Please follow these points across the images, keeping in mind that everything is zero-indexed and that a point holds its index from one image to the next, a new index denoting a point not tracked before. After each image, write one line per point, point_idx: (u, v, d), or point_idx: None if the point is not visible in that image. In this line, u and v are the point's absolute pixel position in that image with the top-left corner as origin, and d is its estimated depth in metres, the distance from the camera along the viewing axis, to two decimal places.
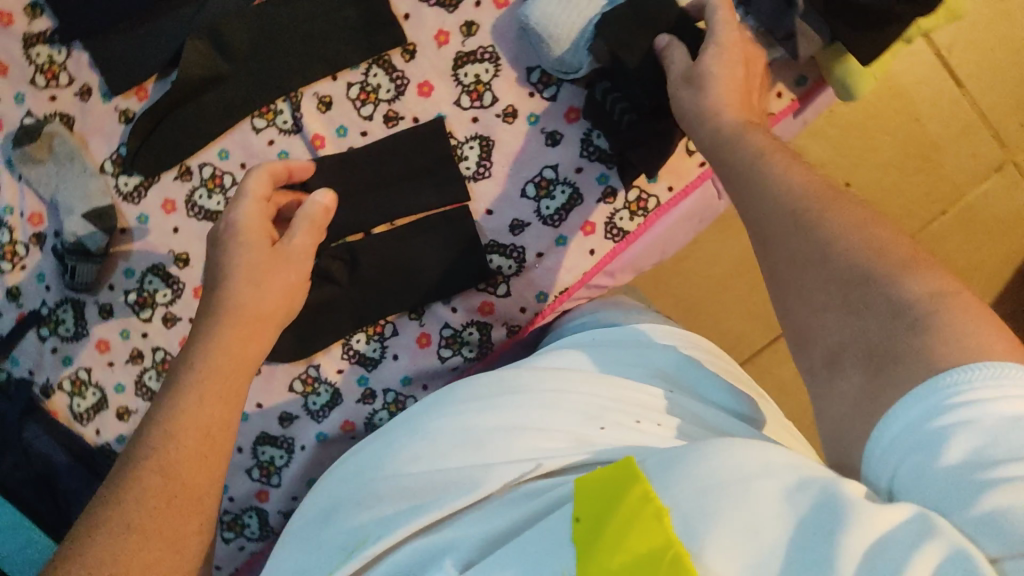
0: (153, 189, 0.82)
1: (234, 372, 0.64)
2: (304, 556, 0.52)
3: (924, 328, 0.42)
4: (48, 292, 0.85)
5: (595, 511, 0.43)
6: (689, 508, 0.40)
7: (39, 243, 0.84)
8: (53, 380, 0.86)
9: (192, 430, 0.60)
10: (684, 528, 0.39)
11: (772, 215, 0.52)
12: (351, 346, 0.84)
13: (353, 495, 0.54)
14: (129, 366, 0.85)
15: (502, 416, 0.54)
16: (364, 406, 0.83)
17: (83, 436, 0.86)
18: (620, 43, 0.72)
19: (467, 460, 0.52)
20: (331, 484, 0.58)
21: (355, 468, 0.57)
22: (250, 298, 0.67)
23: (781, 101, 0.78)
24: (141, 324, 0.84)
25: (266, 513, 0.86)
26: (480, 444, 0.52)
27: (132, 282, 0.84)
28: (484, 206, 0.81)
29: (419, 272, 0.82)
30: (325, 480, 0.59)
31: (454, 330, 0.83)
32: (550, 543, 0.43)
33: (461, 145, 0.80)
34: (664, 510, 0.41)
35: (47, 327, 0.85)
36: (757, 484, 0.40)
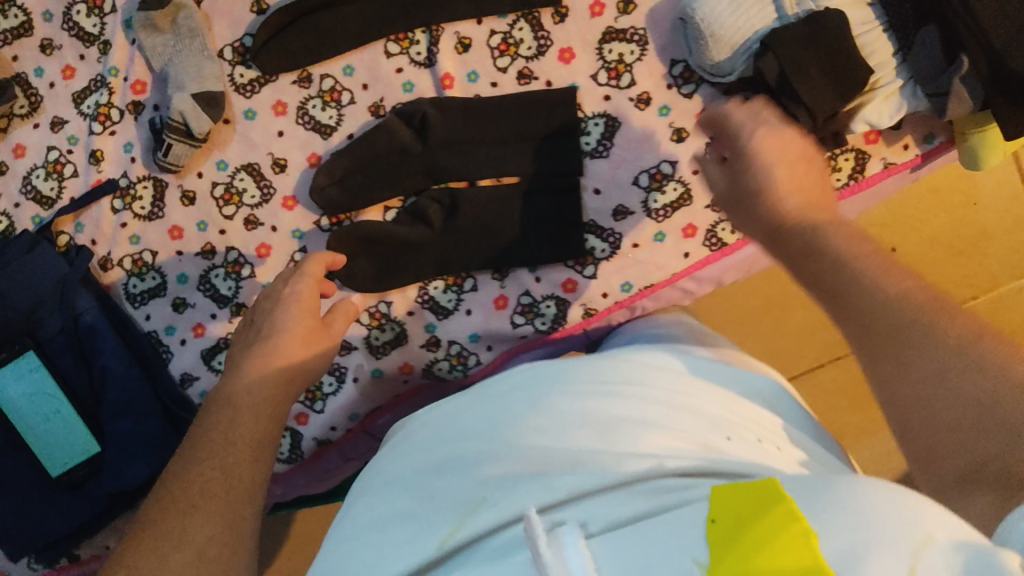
0: (267, 87, 0.80)
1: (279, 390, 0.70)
2: (388, 513, 0.48)
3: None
4: (132, 163, 0.82)
5: (738, 520, 0.36)
6: (838, 541, 0.34)
7: (135, 112, 0.81)
8: (115, 254, 0.84)
9: (244, 419, 0.68)
10: (834, 557, 0.33)
11: (869, 312, 0.51)
12: (427, 292, 0.83)
13: (448, 466, 0.49)
14: (197, 259, 0.83)
15: (628, 410, 0.51)
16: (427, 352, 0.83)
17: (133, 317, 0.84)
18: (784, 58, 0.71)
19: (585, 439, 0.48)
20: (422, 446, 0.54)
21: (460, 431, 0.54)
22: (290, 355, 0.72)
23: (904, 153, 0.80)
24: (221, 220, 0.82)
25: (301, 436, 0.86)
26: (609, 432, 0.49)
27: (223, 176, 0.82)
28: (593, 185, 0.80)
29: (514, 235, 0.81)
30: (411, 441, 0.57)
31: (532, 300, 0.82)
32: (676, 542, 0.37)
33: (587, 119, 0.79)
34: (811, 532, 0.34)
35: (123, 200, 0.83)
36: (908, 531, 0.34)
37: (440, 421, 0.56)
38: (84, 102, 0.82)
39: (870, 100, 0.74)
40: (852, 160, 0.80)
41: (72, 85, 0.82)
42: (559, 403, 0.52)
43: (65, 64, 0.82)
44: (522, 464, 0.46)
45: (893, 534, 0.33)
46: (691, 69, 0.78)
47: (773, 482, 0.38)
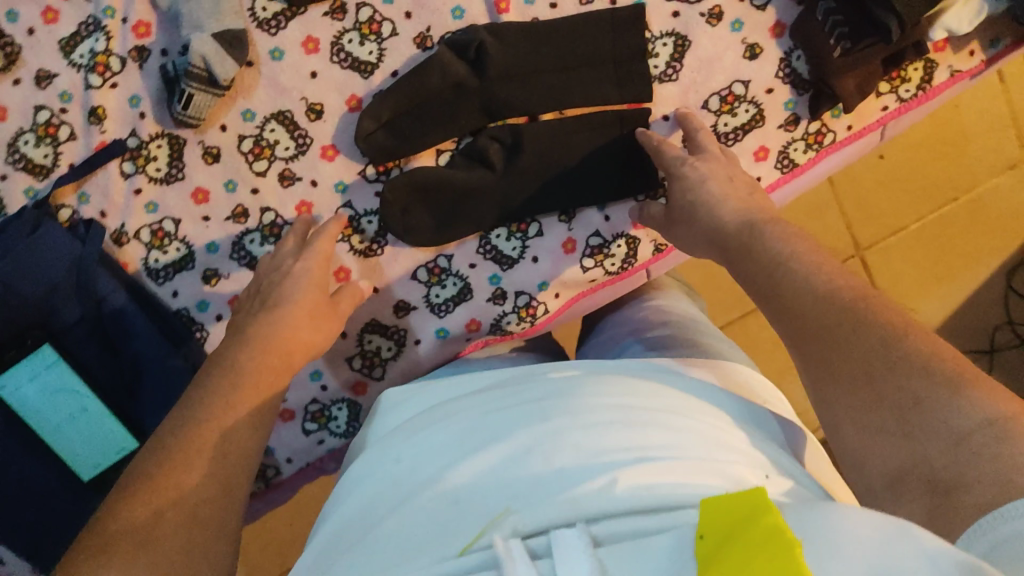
0: (295, 21, 0.70)
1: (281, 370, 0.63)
2: (389, 478, 0.53)
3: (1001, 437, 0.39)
4: (142, 120, 0.71)
5: (723, 526, 0.37)
6: (825, 555, 0.33)
7: (139, 60, 0.70)
8: (129, 227, 0.73)
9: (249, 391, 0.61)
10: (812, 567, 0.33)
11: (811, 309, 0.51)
12: (489, 241, 0.77)
13: (448, 466, 0.50)
14: (228, 225, 0.74)
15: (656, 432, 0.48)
16: (494, 306, 0.77)
17: (158, 296, 0.75)
18: None
19: (610, 450, 0.47)
20: (449, 417, 0.56)
21: (484, 414, 0.54)
22: (304, 334, 0.65)
23: (971, 59, 0.78)
24: (252, 179, 0.73)
25: (359, 408, 0.80)
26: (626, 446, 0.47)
27: (251, 127, 0.72)
28: (663, 111, 0.75)
29: (580, 172, 0.75)
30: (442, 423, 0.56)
31: (602, 241, 0.77)
32: (666, 560, 0.38)
33: (653, 39, 0.74)
34: (796, 544, 0.33)
35: (134, 163, 0.72)
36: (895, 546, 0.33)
37: (440, 416, 0.57)
38: (75, 51, 0.70)
39: (950, 6, 0.71)
40: (920, 70, 0.78)
41: (57, 31, 0.70)
42: (589, 405, 0.51)
43: (46, 6, 0.69)
44: (526, 471, 0.47)
45: (866, 542, 0.33)
46: None
47: (761, 492, 0.38)
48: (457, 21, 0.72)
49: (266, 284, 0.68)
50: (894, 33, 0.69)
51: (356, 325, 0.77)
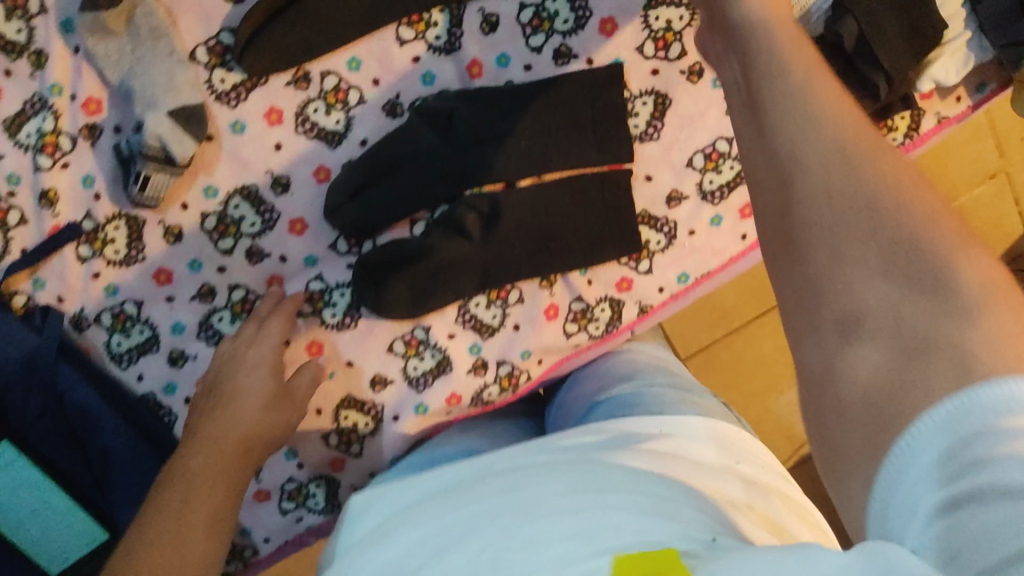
0: (256, 93, 0.66)
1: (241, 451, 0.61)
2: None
3: (957, 328, 0.31)
4: (96, 201, 0.67)
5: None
6: None
7: (91, 138, 0.66)
8: (89, 311, 0.69)
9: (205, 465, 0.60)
10: None
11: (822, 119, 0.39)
12: (468, 310, 0.74)
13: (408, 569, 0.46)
14: (194, 305, 0.70)
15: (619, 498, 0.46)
16: (475, 378, 0.74)
17: (123, 380, 0.71)
18: (873, 24, 0.65)
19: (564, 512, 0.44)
20: (413, 516, 0.52)
21: (451, 507, 0.50)
22: (256, 421, 0.63)
23: (958, 105, 0.76)
24: (218, 257, 0.69)
25: (337, 484, 0.77)
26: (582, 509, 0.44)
27: (213, 204, 0.68)
28: (645, 171, 0.72)
29: (562, 237, 0.72)
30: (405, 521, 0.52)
31: (585, 305, 0.75)
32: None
33: (633, 98, 0.70)
34: None
35: (92, 245, 0.68)
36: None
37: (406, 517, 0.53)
38: (21, 130, 0.65)
39: (938, 57, 0.69)
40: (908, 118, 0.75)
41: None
42: (549, 484, 0.48)
43: None
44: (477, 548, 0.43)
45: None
46: None
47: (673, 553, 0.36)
48: (427, 86, 0.69)
49: (216, 378, 0.65)
50: (881, 92, 0.67)
51: (331, 400, 0.74)
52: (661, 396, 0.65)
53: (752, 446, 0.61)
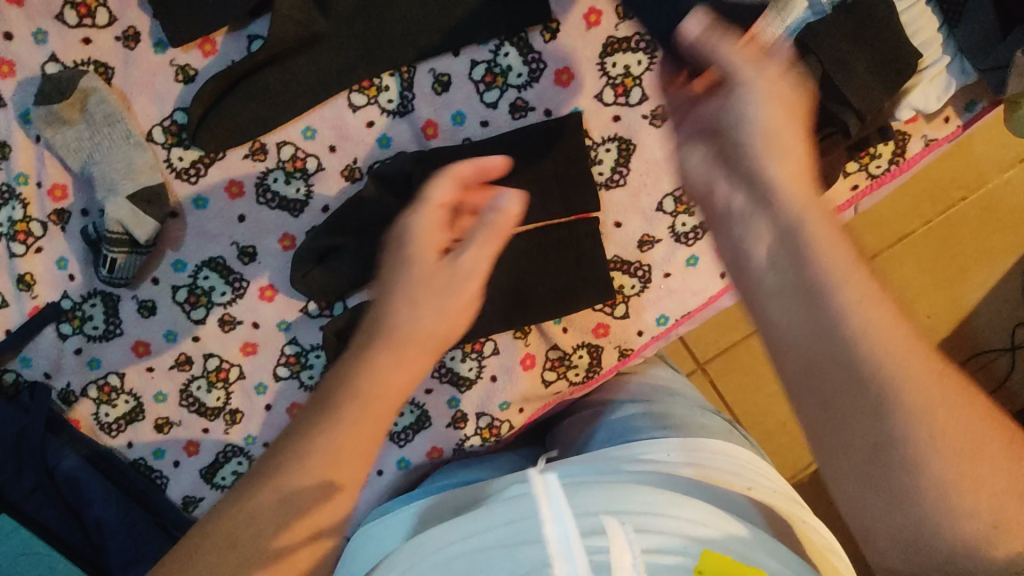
0: (215, 167, 0.67)
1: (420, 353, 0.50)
2: None
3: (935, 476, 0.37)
4: (71, 281, 0.69)
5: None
6: None
7: (61, 222, 0.68)
8: (76, 385, 0.71)
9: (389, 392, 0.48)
10: None
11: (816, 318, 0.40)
12: (443, 364, 0.73)
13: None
14: (173, 373, 0.72)
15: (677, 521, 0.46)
16: (455, 432, 0.74)
17: (112, 449, 0.73)
18: (836, 60, 0.63)
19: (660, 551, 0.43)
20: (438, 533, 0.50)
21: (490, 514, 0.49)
22: (415, 318, 0.49)
23: (946, 126, 0.72)
24: (192, 327, 0.71)
25: None
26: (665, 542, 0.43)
27: (183, 277, 0.70)
28: (614, 218, 0.71)
29: (532, 288, 0.71)
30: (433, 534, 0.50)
31: (562, 353, 0.74)
32: None
33: (596, 146, 0.69)
34: None
35: (70, 324, 0.70)
36: None
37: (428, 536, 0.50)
38: None
39: (917, 85, 0.66)
40: (892, 145, 0.73)
41: None
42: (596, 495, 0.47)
43: None
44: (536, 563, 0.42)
45: None
46: None
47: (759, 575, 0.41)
48: (384, 149, 0.69)
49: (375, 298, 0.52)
50: (852, 128, 0.65)
51: None
52: (676, 418, 0.70)
53: (754, 460, 0.67)
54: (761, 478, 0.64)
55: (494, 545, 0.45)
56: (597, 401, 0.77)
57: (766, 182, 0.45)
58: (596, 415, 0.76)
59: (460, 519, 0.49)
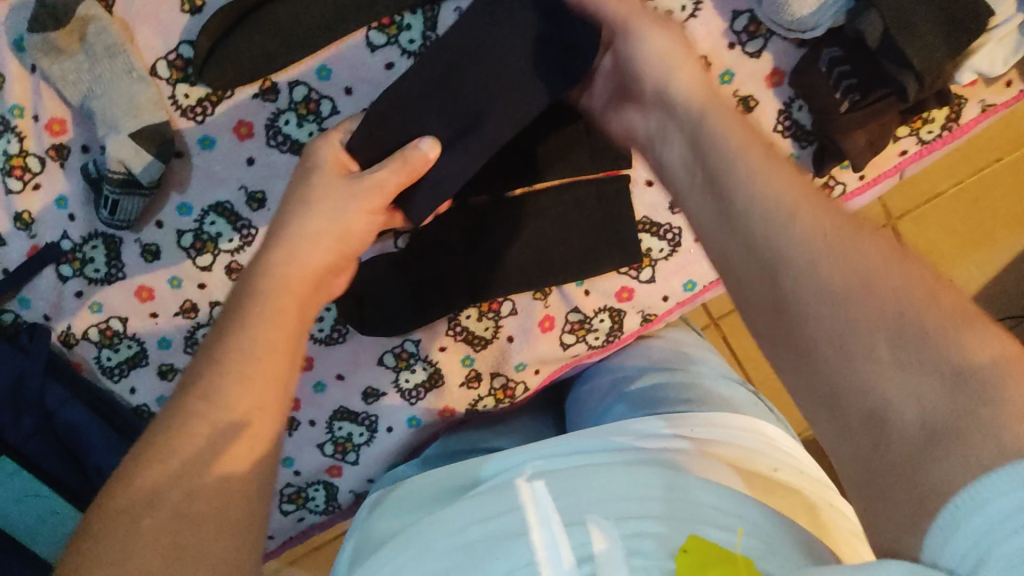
0: (223, 106, 0.63)
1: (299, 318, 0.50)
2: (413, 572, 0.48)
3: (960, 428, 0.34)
4: (72, 221, 0.66)
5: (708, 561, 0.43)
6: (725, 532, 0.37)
7: (59, 159, 0.64)
8: (76, 328, 0.69)
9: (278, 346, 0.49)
10: None
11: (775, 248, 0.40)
12: (458, 321, 0.70)
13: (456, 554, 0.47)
14: (179, 320, 0.69)
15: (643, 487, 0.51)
16: (469, 391, 0.72)
17: (114, 394, 0.71)
18: (901, 19, 0.57)
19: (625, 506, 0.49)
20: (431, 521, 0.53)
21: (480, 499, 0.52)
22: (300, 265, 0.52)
23: (1007, 91, 0.67)
24: (198, 273, 0.68)
25: (336, 488, 0.76)
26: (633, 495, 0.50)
27: (188, 221, 0.66)
28: (644, 175, 0.68)
29: (555, 248, 0.67)
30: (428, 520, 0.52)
31: (582, 316, 0.71)
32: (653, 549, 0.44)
33: None
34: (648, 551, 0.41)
35: (71, 265, 0.67)
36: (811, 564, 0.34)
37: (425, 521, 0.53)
38: None
39: (985, 45, 0.61)
40: (947, 108, 0.67)
41: None
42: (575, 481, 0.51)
43: None
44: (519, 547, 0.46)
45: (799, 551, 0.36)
46: (758, 21, 0.63)
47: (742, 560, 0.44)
48: None
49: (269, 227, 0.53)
50: (910, 91, 0.59)
51: (324, 411, 0.72)
52: (699, 391, 0.68)
53: (781, 439, 0.65)
54: (788, 457, 0.62)
55: (488, 532, 0.48)
56: (618, 365, 0.74)
57: (671, 94, 0.48)
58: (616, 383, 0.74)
59: (464, 503, 0.52)
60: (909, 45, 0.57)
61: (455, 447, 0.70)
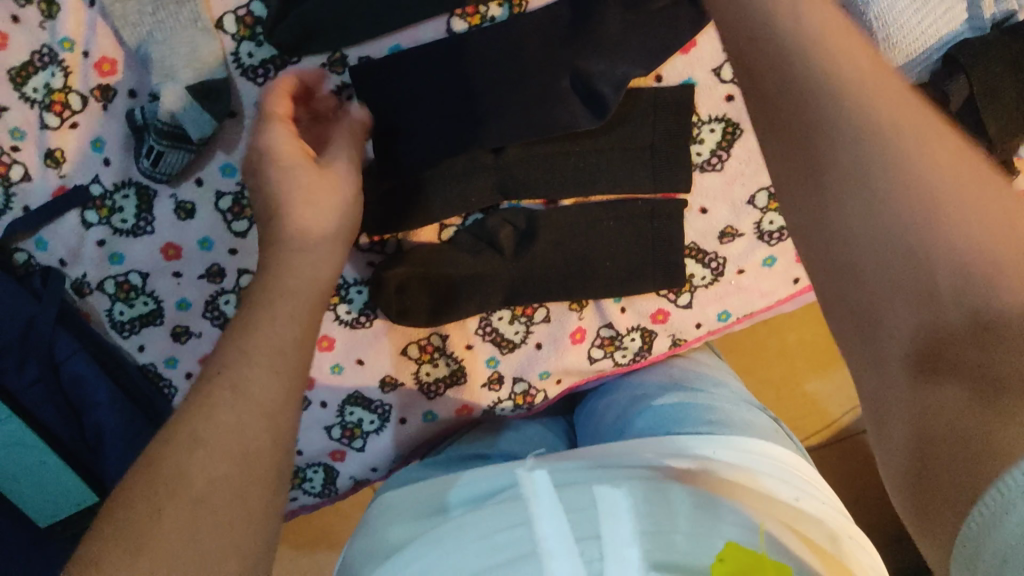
0: (287, 72, 0.60)
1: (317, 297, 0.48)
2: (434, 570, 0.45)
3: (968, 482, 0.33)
4: (106, 167, 0.62)
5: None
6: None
7: (103, 100, 0.61)
8: (92, 278, 0.66)
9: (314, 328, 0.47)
10: None
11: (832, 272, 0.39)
12: (489, 322, 0.69)
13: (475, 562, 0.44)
14: (202, 283, 0.66)
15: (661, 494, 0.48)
16: (489, 392, 0.71)
17: (122, 351, 0.68)
18: (986, 86, 0.57)
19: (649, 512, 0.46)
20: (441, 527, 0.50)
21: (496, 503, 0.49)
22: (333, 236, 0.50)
23: None
24: (230, 238, 0.65)
25: (336, 472, 0.74)
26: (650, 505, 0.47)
27: (229, 183, 0.64)
28: (700, 203, 0.66)
29: (599, 262, 0.66)
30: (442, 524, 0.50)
31: (614, 333, 0.70)
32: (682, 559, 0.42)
33: (700, 124, 0.64)
34: None
35: (97, 212, 0.64)
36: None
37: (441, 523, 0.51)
38: (28, 83, 0.59)
39: None
40: None
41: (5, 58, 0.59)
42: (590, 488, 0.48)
43: None
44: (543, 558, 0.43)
45: None
46: None
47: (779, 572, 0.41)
48: None
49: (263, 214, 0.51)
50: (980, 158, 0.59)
51: (337, 395, 0.70)
52: (722, 414, 0.66)
53: (803, 466, 0.63)
54: (814, 489, 0.60)
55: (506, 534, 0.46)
56: (639, 382, 0.72)
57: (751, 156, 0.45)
58: (636, 399, 0.71)
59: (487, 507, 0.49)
60: (989, 112, 0.57)
61: (460, 453, 0.68)
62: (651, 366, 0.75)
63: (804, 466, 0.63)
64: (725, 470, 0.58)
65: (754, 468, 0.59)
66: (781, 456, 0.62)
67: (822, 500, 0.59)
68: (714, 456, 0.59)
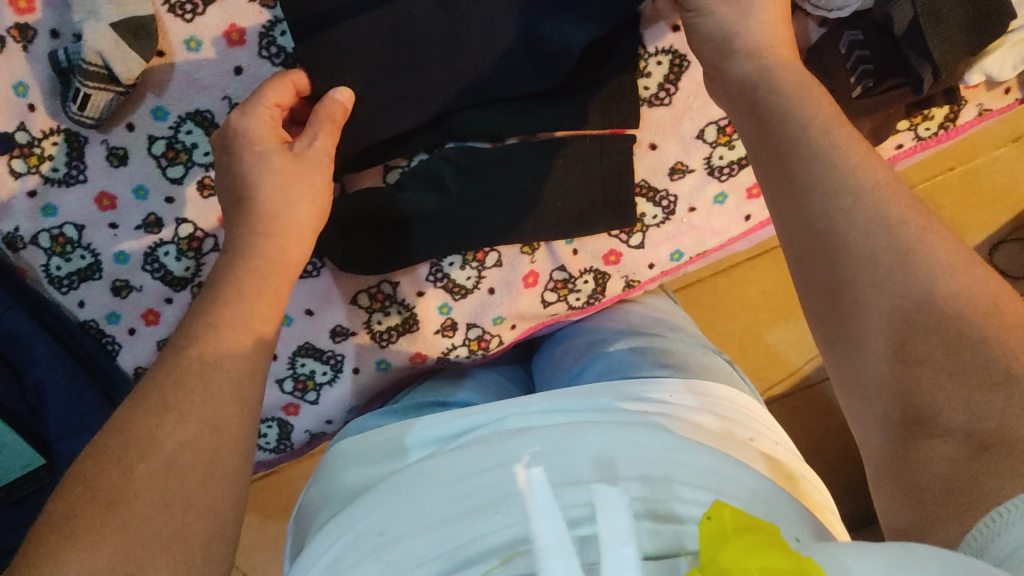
0: (216, 8, 0.59)
1: (269, 272, 0.50)
2: (391, 515, 0.45)
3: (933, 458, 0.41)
4: (32, 112, 0.60)
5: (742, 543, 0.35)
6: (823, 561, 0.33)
7: (24, 40, 0.58)
8: (25, 231, 0.63)
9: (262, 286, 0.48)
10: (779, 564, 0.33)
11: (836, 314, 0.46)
12: (440, 267, 0.67)
13: (431, 515, 0.43)
14: (140, 234, 0.64)
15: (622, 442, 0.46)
16: (443, 339, 0.69)
17: (60, 308, 0.65)
18: (930, 9, 0.56)
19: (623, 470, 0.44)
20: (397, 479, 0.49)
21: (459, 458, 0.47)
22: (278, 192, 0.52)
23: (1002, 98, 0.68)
24: (167, 186, 0.63)
25: (290, 427, 0.73)
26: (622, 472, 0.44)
27: (162, 127, 0.62)
28: (650, 138, 0.65)
29: (546, 202, 0.65)
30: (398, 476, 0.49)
31: (567, 275, 0.69)
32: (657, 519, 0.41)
33: (646, 57, 0.62)
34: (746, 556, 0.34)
35: (26, 161, 0.61)
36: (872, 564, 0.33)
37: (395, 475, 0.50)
38: None
39: (998, 49, 0.61)
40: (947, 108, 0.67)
41: None
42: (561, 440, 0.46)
43: None
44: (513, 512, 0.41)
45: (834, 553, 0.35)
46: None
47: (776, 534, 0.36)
48: None
49: None
50: (925, 83, 0.59)
51: (287, 347, 0.69)
52: (678, 358, 0.64)
53: (759, 410, 0.62)
54: (765, 430, 0.59)
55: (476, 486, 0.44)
56: (594, 327, 0.71)
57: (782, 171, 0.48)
58: (592, 346, 0.70)
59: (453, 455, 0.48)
60: (932, 34, 0.57)
61: (414, 402, 0.67)
62: (607, 316, 0.74)
63: (760, 412, 0.62)
64: (684, 413, 0.56)
65: (712, 411, 0.57)
66: (738, 401, 0.61)
67: (780, 446, 0.58)
68: (672, 400, 0.58)
